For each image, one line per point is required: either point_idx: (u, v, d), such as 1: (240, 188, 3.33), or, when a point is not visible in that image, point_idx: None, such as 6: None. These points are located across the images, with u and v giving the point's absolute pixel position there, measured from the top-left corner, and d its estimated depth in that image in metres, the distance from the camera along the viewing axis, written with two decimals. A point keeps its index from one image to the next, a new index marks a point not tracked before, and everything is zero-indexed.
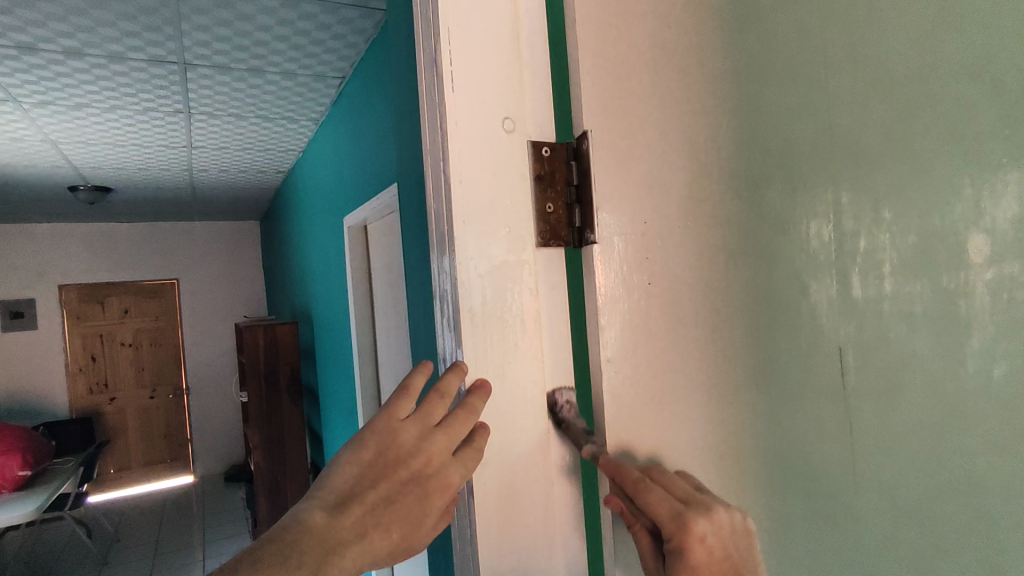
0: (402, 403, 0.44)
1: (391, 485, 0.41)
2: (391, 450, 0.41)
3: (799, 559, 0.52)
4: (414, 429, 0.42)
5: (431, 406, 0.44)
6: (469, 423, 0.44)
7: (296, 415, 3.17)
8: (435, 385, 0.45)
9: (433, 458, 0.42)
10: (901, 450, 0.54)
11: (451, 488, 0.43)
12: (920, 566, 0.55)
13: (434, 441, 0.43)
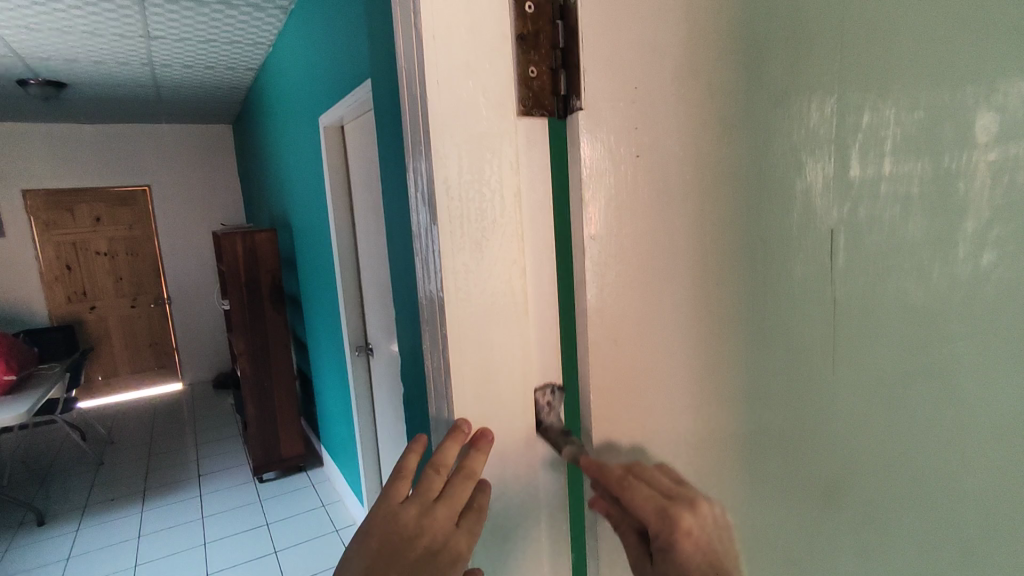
0: (398, 486, 0.44)
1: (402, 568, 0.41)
2: (396, 533, 0.41)
3: (770, 441, 0.53)
4: (415, 509, 0.43)
5: (426, 478, 0.44)
6: (468, 488, 0.45)
7: (280, 323, 3.19)
8: (430, 460, 0.45)
9: (438, 531, 0.42)
10: (884, 336, 0.54)
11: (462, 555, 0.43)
12: (887, 453, 0.56)
13: (436, 514, 0.43)
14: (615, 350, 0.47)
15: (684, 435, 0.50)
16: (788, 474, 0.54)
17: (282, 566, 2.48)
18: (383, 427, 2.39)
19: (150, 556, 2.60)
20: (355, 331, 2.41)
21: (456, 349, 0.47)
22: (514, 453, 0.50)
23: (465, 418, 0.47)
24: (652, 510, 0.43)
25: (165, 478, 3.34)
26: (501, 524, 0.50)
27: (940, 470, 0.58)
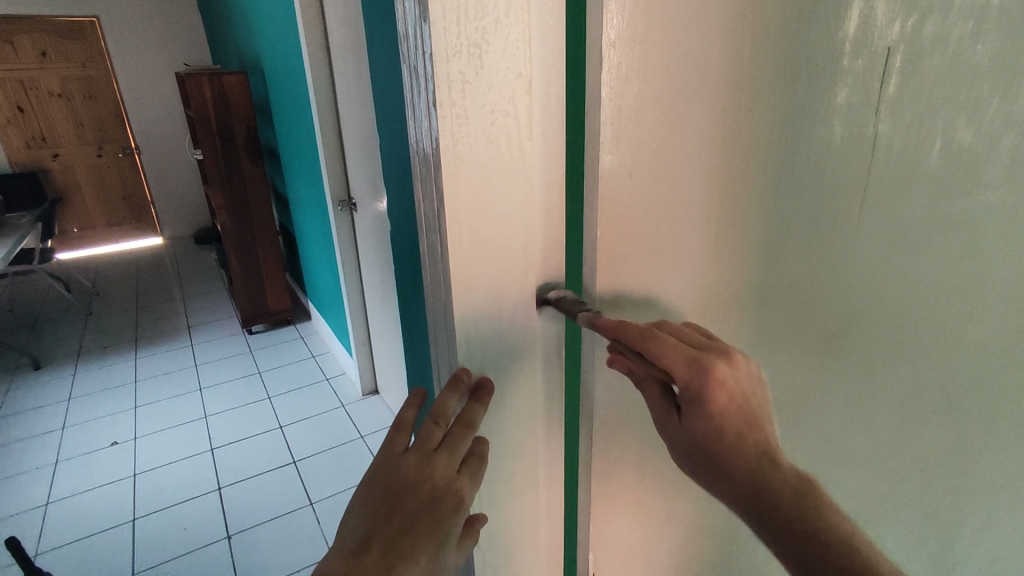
0: (397, 436, 0.46)
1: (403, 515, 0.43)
2: (397, 482, 0.44)
3: (778, 285, 0.50)
4: (415, 458, 0.45)
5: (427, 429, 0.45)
6: (469, 437, 0.45)
7: (259, 177, 3.05)
8: (429, 410, 0.46)
9: (438, 478, 0.44)
10: (918, 180, 0.49)
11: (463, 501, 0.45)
12: (897, 306, 0.54)
13: (435, 463, 0.44)
14: (628, 184, 0.43)
15: (690, 276, 0.48)
16: (792, 322, 0.52)
17: (277, 410, 2.62)
18: (369, 283, 2.39)
19: (148, 398, 2.72)
20: (337, 185, 2.32)
21: (450, 170, 0.41)
22: (511, 295, 0.47)
23: (463, 368, 0.46)
24: (682, 364, 0.41)
25: (155, 329, 3.40)
26: (494, 367, 0.48)
27: (947, 323, 0.56)
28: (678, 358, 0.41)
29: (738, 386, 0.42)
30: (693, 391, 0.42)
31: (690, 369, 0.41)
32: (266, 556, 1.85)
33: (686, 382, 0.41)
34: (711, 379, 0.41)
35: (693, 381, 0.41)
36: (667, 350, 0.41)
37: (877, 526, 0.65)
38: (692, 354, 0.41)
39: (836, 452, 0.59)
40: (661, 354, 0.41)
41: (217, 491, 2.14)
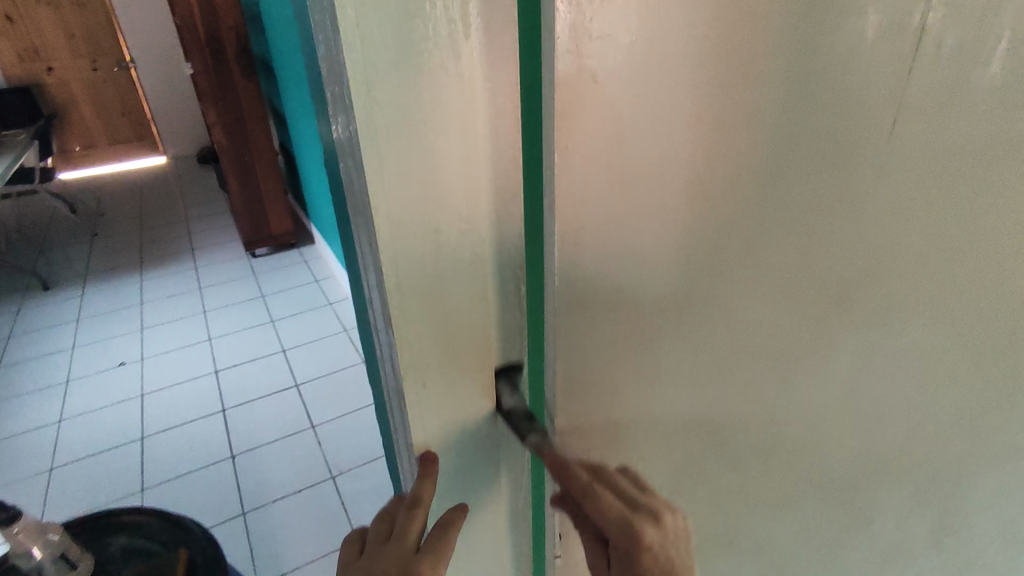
0: (351, 548, 0.47)
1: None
2: None
3: (783, 222, 0.41)
4: (369, 553, 0.44)
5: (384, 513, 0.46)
6: (419, 514, 0.44)
7: (254, 92, 2.90)
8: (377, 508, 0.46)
9: (392, 562, 0.43)
10: (967, 97, 0.39)
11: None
12: (924, 249, 0.45)
13: (387, 549, 0.44)
14: (596, 94, 0.32)
15: (675, 216, 0.38)
16: (795, 268, 0.43)
17: (280, 334, 2.62)
18: None
19: (153, 320, 2.73)
20: None
21: (366, 82, 0.32)
22: (455, 236, 0.39)
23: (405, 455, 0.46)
24: (616, 524, 0.42)
25: (160, 250, 3.38)
26: (440, 317, 0.41)
27: (981, 268, 0.48)
28: (614, 520, 0.42)
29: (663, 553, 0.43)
30: (622, 551, 0.43)
31: (624, 532, 0.42)
32: (269, 476, 1.90)
33: (616, 542, 0.42)
34: (642, 544, 0.42)
35: (624, 546, 0.42)
36: (604, 515, 0.42)
37: (876, 488, 0.59)
38: (627, 512, 0.42)
39: (836, 416, 0.52)
40: (601, 509, 0.42)
41: (221, 412, 2.17)
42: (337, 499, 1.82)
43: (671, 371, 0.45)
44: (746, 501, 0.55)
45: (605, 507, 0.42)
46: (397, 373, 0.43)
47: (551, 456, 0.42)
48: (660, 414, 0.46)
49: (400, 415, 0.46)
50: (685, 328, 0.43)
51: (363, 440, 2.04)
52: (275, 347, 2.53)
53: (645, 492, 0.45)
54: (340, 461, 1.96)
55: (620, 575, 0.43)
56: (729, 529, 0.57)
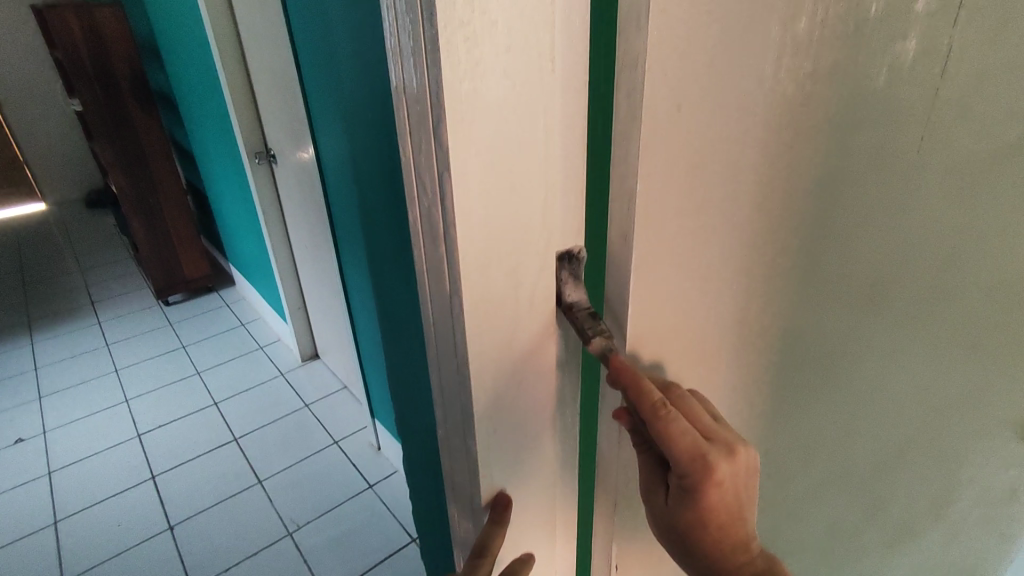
0: None
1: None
2: None
3: (828, 238, 0.43)
4: None
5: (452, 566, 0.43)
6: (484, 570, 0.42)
7: (155, 128, 2.70)
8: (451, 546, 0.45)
9: None
10: (980, 111, 0.43)
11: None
12: (940, 254, 0.49)
13: None
14: (675, 124, 0.35)
15: (734, 234, 0.41)
16: (835, 279, 0.46)
17: (209, 386, 2.42)
18: (299, 243, 2.21)
19: (55, 386, 2.44)
20: (251, 136, 2.07)
21: (460, 123, 0.31)
22: (530, 276, 0.38)
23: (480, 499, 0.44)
24: (688, 452, 0.38)
25: (54, 306, 3.04)
26: (514, 359, 0.40)
27: (986, 268, 0.52)
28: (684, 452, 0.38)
29: (736, 483, 0.40)
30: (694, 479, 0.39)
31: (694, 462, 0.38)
32: (216, 542, 1.74)
33: (687, 473, 0.39)
34: (713, 480, 0.39)
35: (693, 475, 0.39)
36: (677, 434, 0.38)
37: (892, 473, 0.62)
38: (702, 441, 0.39)
39: (863, 411, 0.55)
40: (672, 430, 0.38)
41: (151, 479, 1.97)
42: (298, 557, 1.69)
43: (725, 382, 0.47)
44: (784, 503, 0.57)
45: (681, 431, 0.38)
46: (468, 420, 0.41)
47: (619, 365, 0.38)
48: None
49: (465, 463, 0.44)
50: (740, 340, 0.45)
51: (317, 490, 1.91)
52: (204, 400, 2.34)
53: (718, 422, 0.41)
54: (295, 515, 1.83)
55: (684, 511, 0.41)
56: (769, 531, 0.58)
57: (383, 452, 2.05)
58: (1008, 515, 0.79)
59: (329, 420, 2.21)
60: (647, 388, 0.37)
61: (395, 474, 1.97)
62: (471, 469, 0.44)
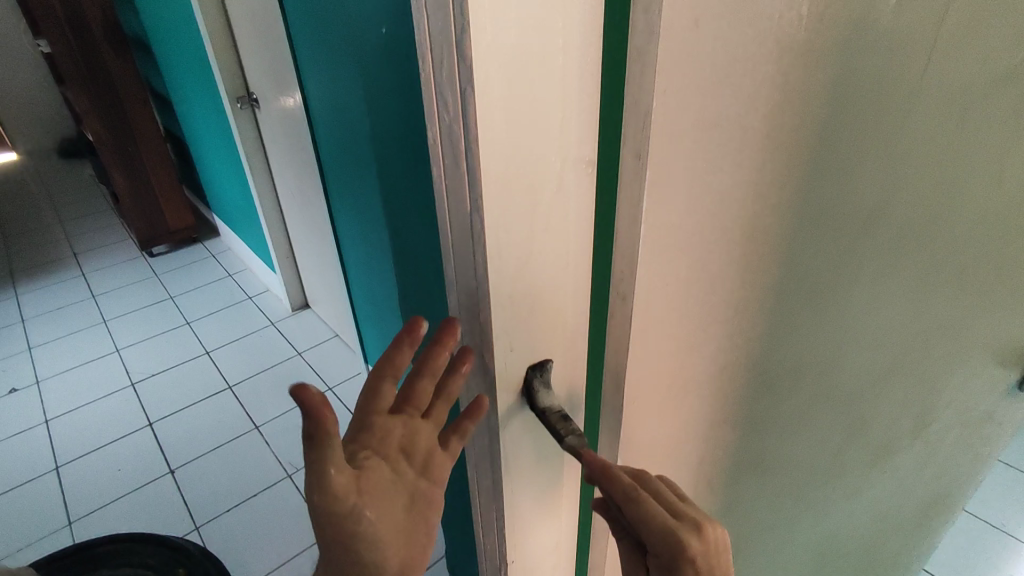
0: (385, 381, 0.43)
1: (341, 519, 0.38)
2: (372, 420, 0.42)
3: (831, 161, 0.45)
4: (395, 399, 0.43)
5: (458, 434, 0.45)
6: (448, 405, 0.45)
7: (130, 72, 2.59)
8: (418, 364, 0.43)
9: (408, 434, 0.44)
10: (985, 34, 0.44)
11: (314, 446, 0.35)
12: (936, 179, 0.50)
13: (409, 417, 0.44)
14: (689, 42, 0.35)
15: (744, 155, 0.41)
16: (836, 202, 0.47)
17: (200, 336, 2.43)
18: (286, 193, 2.18)
19: (42, 337, 2.42)
20: (231, 78, 2.00)
21: (482, 35, 0.31)
22: (546, 195, 0.39)
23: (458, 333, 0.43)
24: (659, 536, 0.43)
25: (35, 258, 2.99)
26: (529, 279, 0.41)
27: (979, 195, 0.54)
28: (659, 533, 0.43)
29: (707, 562, 0.44)
30: (668, 562, 0.44)
31: (668, 539, 0.43)
32: (216, 485, 1.78)
33: (660, 553, 0.44)
34: (684, 556, 0.43)
35: (666, 555, 0.43)
36: (646, 520, 0.43)
37: (876, 396, 0.66)
38: (671, 519, 0.43)
39: (852, 335, 0.58)
40: (642, 515, 0.43)
41: (149, 426, 1.99)
42: (297, 497, 1.74)
43: (727, 304, 0.49)
44: (774, 423, 0.60)
45: (651, 510, 0.43)
46: (483, 337, 0.43)
47: (588, 456, 0.44)
48: (714, 344, 0.51)
49: (480, 381, 0.46)
50: (742, 261, 0.47)
51: None
52: (196, 350, 2.34)
53: (685, 502, 0.46)
54: (292, 458, 1.87)
55: None
56: (760, 450, 0.62)
57: None
58: (977, 437, 0.84)
59: (322, 368, 2.24)
60: (613, 474, 0.43)
61: None
62: (487, 384, 0.45)
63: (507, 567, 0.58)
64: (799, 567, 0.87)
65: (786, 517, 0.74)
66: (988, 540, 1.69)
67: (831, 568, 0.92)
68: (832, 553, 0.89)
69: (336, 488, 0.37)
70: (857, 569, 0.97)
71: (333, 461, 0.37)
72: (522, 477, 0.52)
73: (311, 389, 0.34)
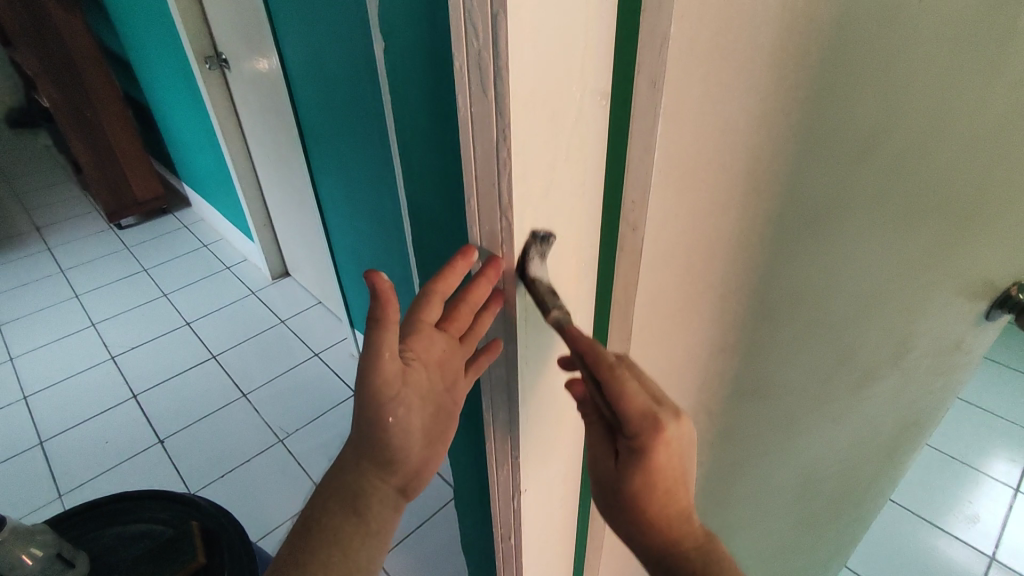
0: (434, 300, 0.47)
1: (380, 402, 0.46)
2: (419, 333, 0.48)
3: (836, 90, 0.46)
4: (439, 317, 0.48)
5: (476, 363, 0.50)
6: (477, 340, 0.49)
7: (83, 33, 2.46)
8: (463, 293, 0.46)
9: (441, 356, 0.49)
10: None
11: (374, 325, 0.44)
12: (927, 109, 0.53)
13: (444, 340, 0.48)
14: None
15: (753, 81, 0.43)
16: (837, 131, 0.49)
17: (179, 307, 2.39)
18: (261, 157, 2.12)
19: (11, 314, 2.35)
20: (197, 38, 1.93)
21: None
22: (566, 123, 0.40)
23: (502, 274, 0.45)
24: (639, 414, 0.46)
25: None
26: (549, 209, 0.43)
27: (964, 125, 0.56)
28: (637, 414, 0.46)
29: (677, 448, 0.48)
30: (642, 446, 0.47)
31: (645, 420, 0.46)
32: (208, 452, 1.79)
33: (637, 432, 0.47)
34: (661, 440, 0.47)
35: (642, 434, 0.46)
36: (628, 402, 0.45)
37: (860, 323, 0.70)
38: (652, 404, 0.46)
39: (842, 262, 0.61)
40: (623, 396, 0.45)
41: (133, 398, 1.97)
42: (291, 461, 1.76)
43: (731, 233, 0.51)
44: (771, 350, 0.64)
45: (634, 394, 0.45)
46: (505, 268, 0.44)
47: (574, 334, 0.43)
48: (717, 271, 0.53)
49: (499, 313, 0.48)
50: (750, 190, 0.49)
51: (303, 400, 1.97)
52: (176, 321, 2.31)
53: (659, 393, 0.48)
54: (283, 423, 1.89)
55: (633, 471, 0.50)
56: (755, 376, 0.66)
57: None
58: (947, 365, 0.90)
59: (306, 334, 2.24)
60: (602, 355, 0.44)
61: None
62: (506, 323, 0.48)
63: (519, 496, 0.61)
64: (784, 492, 0.93)
65: (774, 442, 0.79)
66: (949, 471, 1.81)
67: (813, 493, 0.99)
68: (814, 478, 0.95)
69: (376, 374, 0.45)
70: (836, 494, 1.04)
71: (387, 347, 0.44)
72: (536, 405, 0.55)
73: (379, 273, 0.43)
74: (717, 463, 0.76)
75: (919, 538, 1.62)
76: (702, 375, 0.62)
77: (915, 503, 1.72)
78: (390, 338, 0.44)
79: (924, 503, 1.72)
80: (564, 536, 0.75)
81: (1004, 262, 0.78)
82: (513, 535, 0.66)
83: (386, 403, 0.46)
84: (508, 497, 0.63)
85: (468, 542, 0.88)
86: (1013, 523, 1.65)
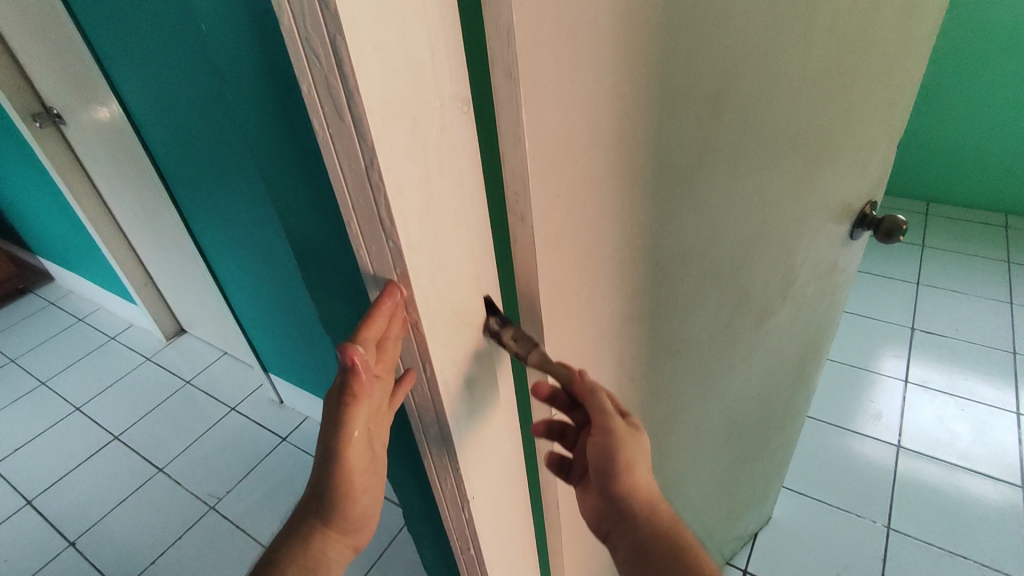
0: (368, 352, 0.45)
1: (348, 466, 0.50)
2: (362, 396, 0.47)
3: (674, 55, 0.50)
4: (375, 368, 0.46)
5: (398, 397, 0.50)
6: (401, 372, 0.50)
7: None
8: (387, 338, 0.45)
9: (383, 405, 0.50)
10: None
11: (352, 402, 0.47)
12: (762, 54, 0.58)
13: (384, 393, 0.49)
14: None
15: (601, 60, 0.45)
16: (685, 88, 0.53)
17: (62, 392, 2.15)
18: (125, 214, 1.95)
19: None
20: (20, 96, 1.72)
21: None
22: (433, 130, 0.40)
23: (417, 307, 0.44)
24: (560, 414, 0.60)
25: None
26: (435, 219, 0.42)
27: (792, 72, 0.63)
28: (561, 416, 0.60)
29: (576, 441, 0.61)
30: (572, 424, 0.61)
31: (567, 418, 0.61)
32: (132, 541, 1.63)
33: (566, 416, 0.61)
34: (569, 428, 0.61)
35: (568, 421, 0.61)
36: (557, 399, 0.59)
37: (747, 265, 0.75)
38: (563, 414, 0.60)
39: (718, 210, 0.65)
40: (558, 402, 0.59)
41: (28, 504, 1.76)
42: (228, 526, 1.65)
43: (614, 205, 0.54)
44: (674, 305, 0.68)
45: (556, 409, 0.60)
46: (406, 290, 0.43)
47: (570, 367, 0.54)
48: (610, 243, 0.56)
49: (410, 339, 0.47)
50: (620, 158, 0.51)
51: (228, 459, 1.84)
52: (64, 408, 2.08)
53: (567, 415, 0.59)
54: (212, 488, 1.76)
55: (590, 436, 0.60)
56: (665, 332, 0.70)
57: (286, 405, 2.00)
58: (830, 286, 1.00)
59: (217, 389, 2.09)
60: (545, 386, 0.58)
61: (306, 421, 1.94)
62: (421, 354, 0.47)
63: (467, 505, 0.60)
64: (714, 435, 0.99)
65: (697, 391, 0.84)
66: (849, 377, 2.00)
67: (740, 429, 1.06)
68: (737, 416, 1.02)
69: (349, 443, 0.49)
70: (761, 425, 1.12)
71: (356, 418, 0.48)
72: (468, 417, 0.54)
73: (356, 349, 0.44)
74: (650, 423, 0.79)
75: (838, 443, 1.79)
76: (619, 343, 0.65)
77: (827, 413, 1.89)
78: (357, 418, 0.48)
79: (834, 410, 1.89)
80: (523, 533, 0.75)
81: (853, 185, 0.87)
82: (472, 545, 0.65)
83: (354, 470, 0.51)
84: (457, 509, 0.61)
85: (429, 562, 0.86)
86: (907, 409, 1.86)
